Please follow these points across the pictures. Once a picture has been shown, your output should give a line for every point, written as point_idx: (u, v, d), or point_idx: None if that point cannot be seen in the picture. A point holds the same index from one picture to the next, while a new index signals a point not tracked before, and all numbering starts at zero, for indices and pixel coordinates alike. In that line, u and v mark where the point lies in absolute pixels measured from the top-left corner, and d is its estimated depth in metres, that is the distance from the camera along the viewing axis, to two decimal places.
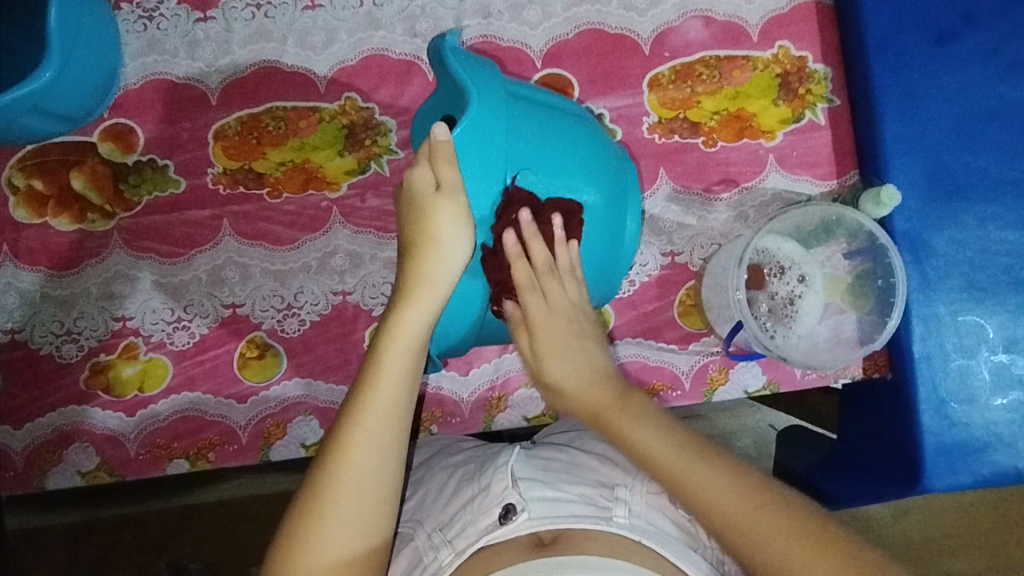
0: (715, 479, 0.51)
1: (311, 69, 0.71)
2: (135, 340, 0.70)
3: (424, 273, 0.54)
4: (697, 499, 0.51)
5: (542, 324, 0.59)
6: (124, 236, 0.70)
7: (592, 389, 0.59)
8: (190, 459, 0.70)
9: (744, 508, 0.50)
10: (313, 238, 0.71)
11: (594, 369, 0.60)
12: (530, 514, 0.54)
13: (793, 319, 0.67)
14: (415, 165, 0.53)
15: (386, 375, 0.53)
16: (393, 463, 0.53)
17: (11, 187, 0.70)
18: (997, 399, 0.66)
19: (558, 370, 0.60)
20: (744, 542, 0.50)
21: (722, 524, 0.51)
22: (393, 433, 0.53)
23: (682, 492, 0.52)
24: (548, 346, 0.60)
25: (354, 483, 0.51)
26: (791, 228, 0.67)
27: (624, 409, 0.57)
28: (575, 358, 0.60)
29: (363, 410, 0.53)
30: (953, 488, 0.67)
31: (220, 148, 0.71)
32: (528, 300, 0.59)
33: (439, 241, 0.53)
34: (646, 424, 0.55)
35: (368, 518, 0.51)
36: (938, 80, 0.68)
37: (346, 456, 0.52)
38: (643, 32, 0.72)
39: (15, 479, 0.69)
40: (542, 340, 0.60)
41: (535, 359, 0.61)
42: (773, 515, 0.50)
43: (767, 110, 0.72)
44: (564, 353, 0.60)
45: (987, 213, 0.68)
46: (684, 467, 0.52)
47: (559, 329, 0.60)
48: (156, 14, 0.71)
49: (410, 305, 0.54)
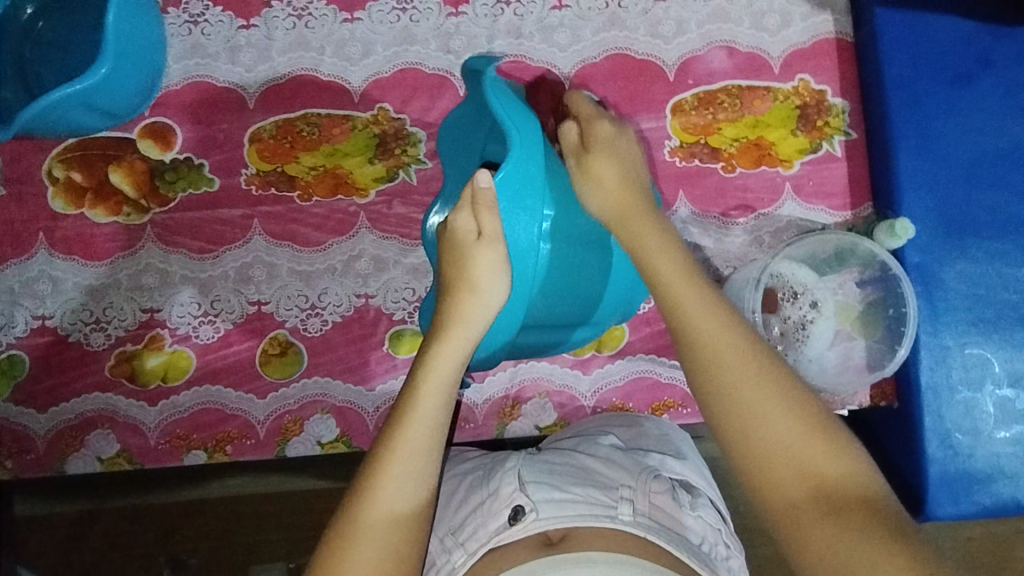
0: (709, 317, 0.52)
1: (346, 79, 0.74)
2: (162, 332, 0.72)
3: (460, 315, 0.58)
4: (689, 322, 0.53)
5: (597, 118, 0.62)
6: (158, 230, 0.73)
7: (630, 192, 0.59)
8: (208, 450, 0.72)
9: (733, 347, 0.51)
10: (340, 242, 0.73)
11: (627, 178, 0.60)
12: (539, 514, 0.56)
13: (803, 343, 0.69)
14: (458, 212, 0.57)
15: (420, 413, 0.55)
16: (423, 496, 0.54)
17: (51, 178, 0.72)
18: (1001, 432, 0.68)
19: (605, 159, 0.60)
20: (731, 399, 0.50)
21: (705, 353, 0.52)
22: (427, 467, 0.55)
23: (678, 319, 0.53)
24: (597, 138, 0.61)
25: (388, 513, 0.53)
26: (805, 255, 0.70)
27: (654, 222, 0.58)
28: (626, 166, 0.60)
29: (399, 441, 0.54)
30: (954, 518, 0.68)
31: (255, 150, 0.73)
32: (585, 109, 0.62)
33: (477, 287, 0.58)
34: (671, 248, 0.56)
35: (396, 547, 0.52)
36: (953, 118, 0.71)
37: (379, 491, 0.53)
38: (669, 59, 0.75)
39: (37, 461, 0.71)
40: (597, 130, 0.61)
41: (583, 149, 0.61)
42: (757, 364, 0.51)
43: (786, 139, 0.74)
44: (615, 148, 0.60)
45: (997, 249, 0.69)
46: (686, 289, 0.54)
47: (613, 131, 0.61)
48: (202, 20, 0.74)
49: (446, 343, 0.57)
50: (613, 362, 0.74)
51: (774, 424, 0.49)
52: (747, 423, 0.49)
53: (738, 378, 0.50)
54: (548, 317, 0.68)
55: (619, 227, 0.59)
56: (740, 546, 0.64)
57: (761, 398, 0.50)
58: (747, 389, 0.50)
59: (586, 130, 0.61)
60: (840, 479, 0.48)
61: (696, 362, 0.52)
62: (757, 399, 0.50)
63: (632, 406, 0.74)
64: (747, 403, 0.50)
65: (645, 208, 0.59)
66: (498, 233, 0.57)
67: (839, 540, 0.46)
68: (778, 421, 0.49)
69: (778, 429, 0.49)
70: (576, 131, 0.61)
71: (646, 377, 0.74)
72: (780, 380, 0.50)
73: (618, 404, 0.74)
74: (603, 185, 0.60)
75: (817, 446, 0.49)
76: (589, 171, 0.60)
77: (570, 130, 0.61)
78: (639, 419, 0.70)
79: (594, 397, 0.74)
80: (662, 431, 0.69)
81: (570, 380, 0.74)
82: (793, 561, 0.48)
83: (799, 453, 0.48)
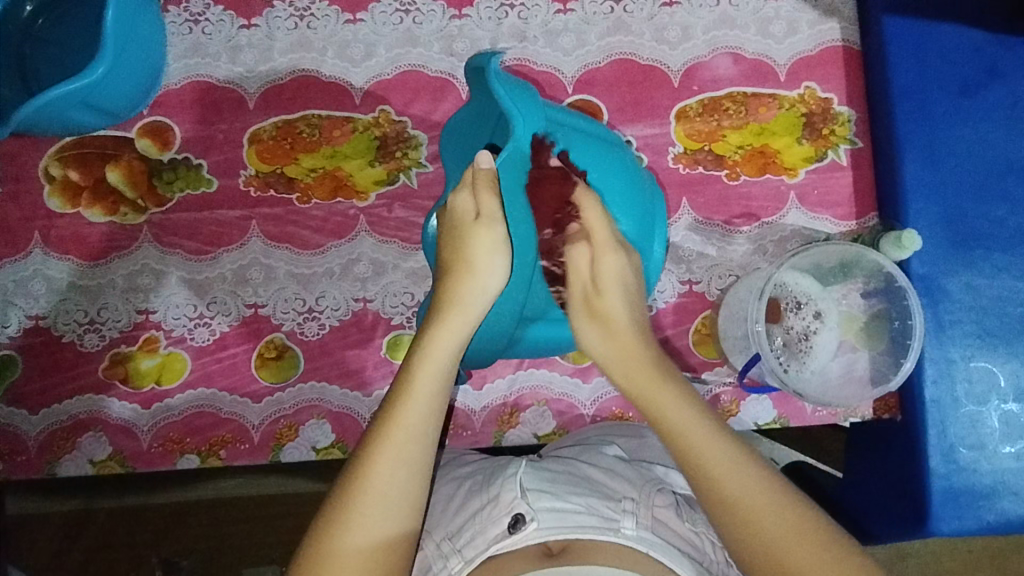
0: (735, 481, 0.52)
1: (347, 80, 0.73)
2: (157, 333, 0.71)
3: (458, 297, 0.58)
4: (716, 490, 0.52)
5: (609, 248, 0.61)
6: (154, 231, 0.72)
7: (639, 341, 0.60)
8: (201, 455, 0.71)
9: (767, 511, 0.50)
10: (338, 245, 0.72)
11: (635, 321, 0.61)
12: (539, 524, 0.54)
13: (806, 354, 0.68)
14: (458, 193, 0.58)
15: (416, 396, 0.55)
16: (418, 480, 0.53)
17: (48, 176, 0.72)
18: (1006, 447, 0.67)
19: (614, 299, 0.61)
20: (776, 567, 0.49)
21: (740, 519, 0.51)
22: (420, 450, 0.53)
23: (703, 484, 0.53)
24: (604, 274, 0.61)
25: (381, 496, 0.51)
26: (810, 265, 0.69)
27: (665, 372, 0.58)
28: (631, 303, 0.62)
29: (393, 424, 0.54)
30: (958, 533, 0.67)
31: (254, 151, 0.72)
32: (596, 223, 0.61)
33: (474, 266, 0.58)
34: (683, 398, 0.56)
35: (386, 530, 0.51)
36: (961, 128, 0.70)
37: (374, 465, 0.52)
38: (674, 64, 0.74)
39: (28, 463, 0.70)
40: (605, 264, 0.61)
41: (592, 286, 0.62)
42: (793, 525, 0.50)
43: (791, 148, 0.73)
44: (623, 284, 0.61)
45: (1004, 262, 0.69)
46: (708, 447, 0.53)
47: (622, 265, 0.61)
48: (202, 18, 0.73)
49: (443, 327, 0.57)
50: None
51: None
52: None
53: (779, 542, 0.49)
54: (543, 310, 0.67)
55: (619, 372, 0.60)
56: None
57: (807, 561, 0.49)
58: (791, 555, 0.49)
59: (595, 260, 0.61)
60: None
61: (726, 530, 0.51)
62: (802, 563, 0.49)
63: (632, 415, 0.73)
64: (772, 544, 0.49)
65: (653, 355, 0.60)
66: (496, 213, 0.57)
67: None
68: None
69: None
70: (585, 254, 0.62)
71: None
72: (819, 536, 0.49)
73: (618, 413, 0.73)
74: (611, 330, 0.61)
75: None
76: (599, 313, 0.61)
77: (578, 258, 0.62)
78: (640, 430, 0.70)
79: (594, 406, 0.73)
80: None
81: (570, 388, 0.73)
82: None
83: None
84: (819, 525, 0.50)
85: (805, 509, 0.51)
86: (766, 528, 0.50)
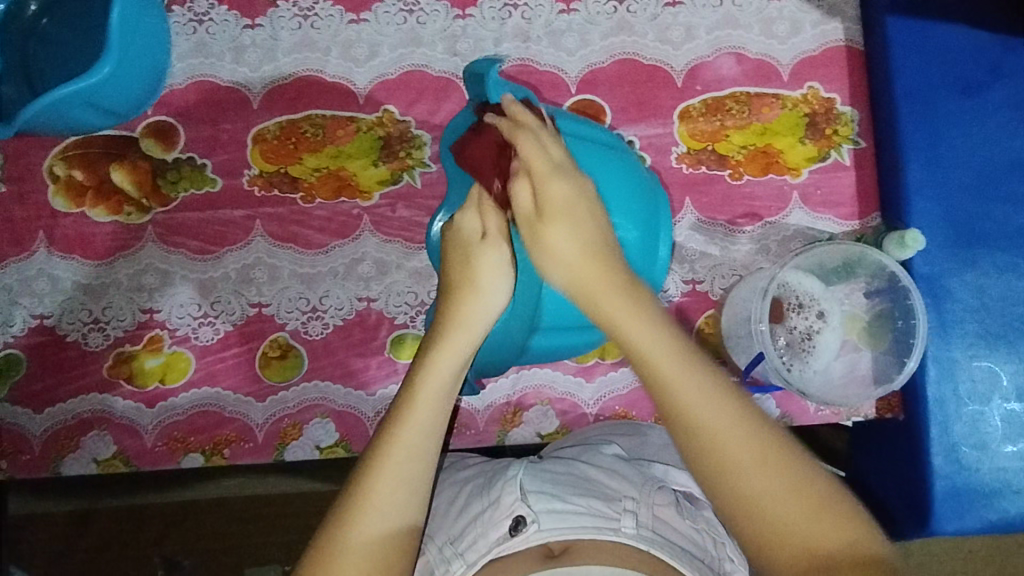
0: (698, 399, 0.51)
1: (351, 80, 0.73)
2: (161, 333, 0.71)
3: (461, 317, 0.57)
4: (677, 408, 0.51)
5: (551, 174, 0.56)
6: (158, 230, 0.72)
7: (594, 260, 0.56)
8: (205, 453, 0.71)
9: (724, 430, 0.50)
10: (342, 244, 0.72)
11: (588, 239, 0.56)
12: (540, 526, 0.54)
13: (810, 353, 0.68)
14: (464, 212, 0.57)
15: (418, 415, 0.55)
16: (417, 498, 0.54)
17: (52, 176, 0.72)
18: (1008, 446, 0.67)
19: (559, 227, 0.56)
20: (728, 486, 0.49)
21: (696, 441, 0.50)
22: (421, 468, 0.54)
23: (663, 400, 0.52)
24: (550, 203, 0.56)
25: (380, 514, 0.52)
26: (813, 265, 0.69)
27: (629, 288, 0.55)
28: (581, 226, 0.56)
29: (395, 442, 0.54)
30: (960, 532, 0.67)
31: (258, 151, 0.73)
32: (530, 155, 0.56)
33: (478, 284, 0.57)
34: (645, 314, 0.54)
35: (386, 547, 0.52)
36: (965, 128, 0.70)
37: (373, 482, 0.53)
38: (677, 65, 0.74)
39: (32, 462, 0.70)
40: (549, 192, 0.56)
41: (536, 216, 0.56)
42: (751, 448, 0.50)
43: (794, 148, 0.74)
44: (571, 215, 0.56)
45: (1006, 262, 0.69)
46: (672, 364, 0.52)
47: (570, 189, 0.56)
48: (206, 18, 0.73)
49: (446, 346, 0.57)
50: (618, 370, 0.73)
51: (774, 508, 0.48)
52: (744, 507, 0.49)
53: (734, 462, 0.49)
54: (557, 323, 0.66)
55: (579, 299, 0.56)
56: None
57: (756, 478, 0.49)
58: (743, 474, 0.49)
59: (538, 190, 0.56)
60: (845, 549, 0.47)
61: (682, 444, 0.51)
62: (752, 480, 0.49)
63: (635, 414, 0.73)
64: (727, 463, 0.49)
65: (611, 271, 0.56)
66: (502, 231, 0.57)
67: None
68: (778, 504, 0.48)
69: (779, 513, 0.48)
70: (528, 193, 0.56)
71: None
72: (773, 455, 0.50)
73: (621, 412, 0.73)
74: (562, 258, 0.56)
75: (818, 520, 0.48)
76: (546, 244, 0.56)
77: (521, 194, 0.56)
78: (641, 428, 0.69)
79: (597, 405, 0.73)
80: (666, 442, 0.68)
81: (573, 388, 0.73)
82: None
83: (803, 531, 0.48)
84: (777, 446, 0.50)
85: (764, 427, 0.50)
86: (727, 450, 0.50)
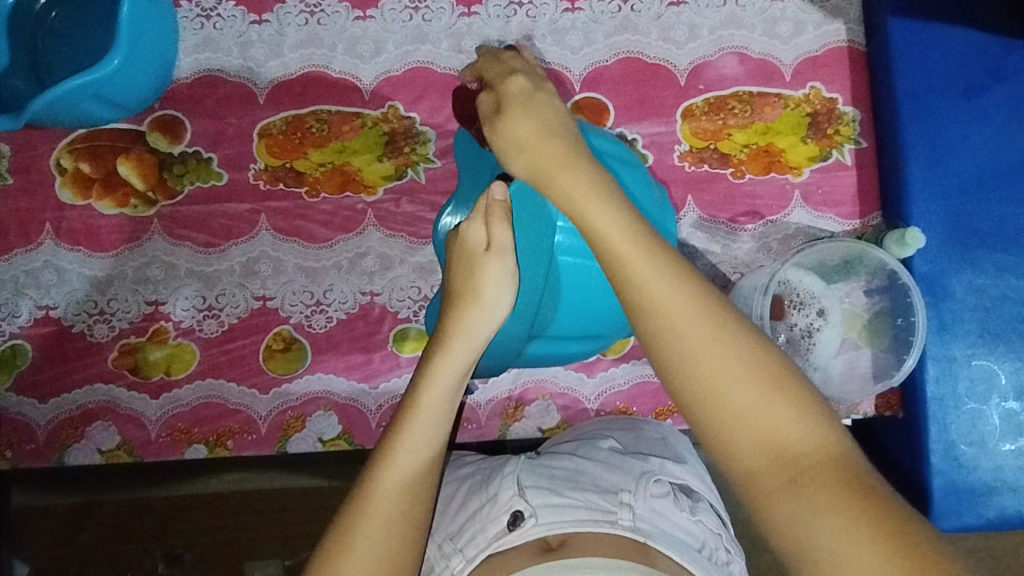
0: (658, 281, 0.47)
1: (357, 76, 0.74)
2: (166, 325, 0.72)
3: (462, 326, 0.57)
4: (634, 288, 0.47)
5: (510, 77, 0.57)
6: (164, 223, 0.72)
7: (556, 141, 0.53)
8: (209, 445, 0.72)
9: (684, 311, 0.46)
10: (346, 238, 0.73)
11: (550, 124, 0.54)
12: (538, 520, 0.55)
13: (810, 351, 0.69)
14: (470, 223, 0.57)
15: (422, 420, 0.55)
16: (421, 503, 0.54)
17: (60, 168, 0.72)
18: (1006, 444, 0.67)
19: (519, 116, 0.54)
20: (682, 368, 0.46)
21: (653, 322, 0.47)
22: (424, 470, 0.54)
23: (620, 278, 0.48)
24: (511, 97, 0.56)
25: (386, 516, 0.52)
26: (814, 263, 0.70)
27: (591, 172, 0.52)
28: (541, 112, 0.55)
29: (398, 447, 0.54)
30: (958, 530, 0.67)
31: (264, 145, 0.73)
32: (493, 70, 0.59)
33: (480, 297, 0.57)
34: (607, 199, 0.51)
35: (392, 551, 0.52)
36: (965, 129, 0.70)
37: (378, 489, 0.53)
38: (680, 64, 0.75)
39: (36, 452, 0.71)
40: (509, 90, 0.56)
41: (497, 113, 0.56)
42: (710, 331, 0.46)
43: (796, 147, 0.74)
44: (528, 101, 0.55)
45: (1006, 262, 0.69)
46: (629, 242, 0.49)
47: (531, 86, 0.56)
48: (214, 14, 0.74)
49: (447, 351, 0.56)
50: (618, 365, 0.73)
51: (731, 393, 0.45)
52: (702, 391, 0.45)
53: (691, 344, 0.46)
54: (556, 329, 0.68)
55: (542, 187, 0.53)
56: (739, 549, 0.64)
57: (717, 364, 0.45)
58: (701, 357, 0.46)
59: (499, 93, 0.57)
60: (804, 444, 0.44)
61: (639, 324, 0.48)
62: (711, 363, 0.45)
63: (636, 410, 0.73)
64: (685, 344, 0.46)
65: (575, 159, 0.53)
66: (508, 244, 0.56)
67: (810, 516, 0.42)
68: (737, 389, 0.45)
69: (737, 399, 0.45)
70: (491, 100, 0.57)
71: (651, 381, 0.73)
72: (735, 341, 0.46)
73: (621, 408, 0.73)
74: (522, 143, 0.54)
75: (779, 412, 0.45)
76: (507, 133, 0.55)
77: (485, 101, 0.58)
78: (640, 423, 0.70)
79: (598, 401, 0.73)
80: (661, 435, 0.68)
81: (575, 383, 0.73)
82: (764, 532, 0.45)
83: (762, 420, 0.45)
84: (740, 333, 0.46)
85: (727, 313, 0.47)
86: (685, 332, 0.46)
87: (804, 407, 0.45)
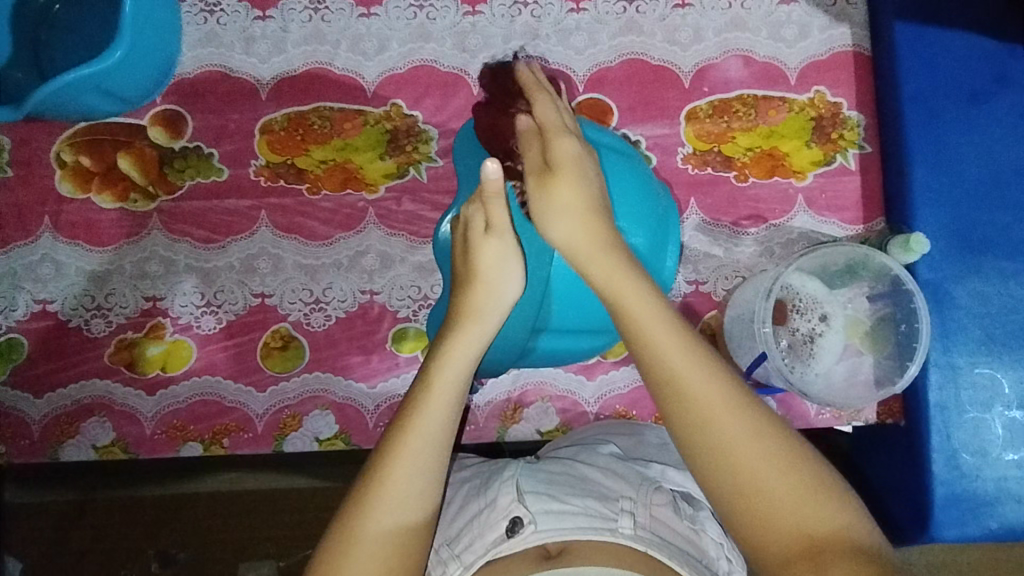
0: (691, 374, 0.49)
1: (360, 74, 0.74)
2: (163, 321, 0.71)
3: (473, 308, 0.57)
4: (668, 379, 0.49)
5: (556, 132, 0.59)
6: (164, 217, 0.72)
7: (594, 214, 0.56)
8: (204, 442, 0.71)
9: (716, 404, 0.48)
10: (346, 236, 0.72)
11: (591, 201, 0.56)
12: (537, 527, 0.54)
13: (812, 356, 0.68)
14: (470, 204, 0.58)
15: (435, 402, 0.54)
16: (431, 490, 0.53)
17: (59, 162, 0.72)
18: (1009, 454, 0.67)
19: (565, 183, 0.56)
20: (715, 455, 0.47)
21: (688, 415, 0.48)
22: (437, 452, 0.53)
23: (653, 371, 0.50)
24: (557, 158, 0.57)
25: (398, 499, 0.51)
26: (816, 267, 0.69)
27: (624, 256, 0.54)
28: (584, 178, 0.57)
29: (410, 428, 0.53)
30: (960, 540, 0.67)
31: (265, 141, 0.73)
32: (542, 115, 0.60)
33: (484, 277, 0.57)
34: (636, 282, 0.53)
35: (399, 540, 0.51)
36: (971, 135, 0.70)
37: (389, 472, 0.52)
38: (684, 66, 0.74)
39: (30, 447, 0.70)
40: (555, 148, 0.58)
41: (545, 172, 0.57)
42: (740, 424, 0.48)
43: (800, 151, 0.74)
44: (579, 171, 0.57)
45: (1011, 269, 0.69)
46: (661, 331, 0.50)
47: (579, 150, 0.58)
48: (218, 9, 0.74)
49: (461, 336, 0.56)
50: (619, 368, 0.73)
51: (765, 482, 0.47)
52: (736, 484, 0.47)
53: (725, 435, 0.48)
54: (562, 323, 0.67)
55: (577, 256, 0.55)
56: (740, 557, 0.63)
57: (749, 455, 0.47)
58: (734, 449, 0.47)
59: (546, 145, 0.58)
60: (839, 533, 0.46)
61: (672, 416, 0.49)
62: (744, 455, 0.47)
63: (636, 414, 0.73)
64: (720, 438, 0.48)
65: (611, 240, 0.55)
66: (508, 224, 0.57)
67: None
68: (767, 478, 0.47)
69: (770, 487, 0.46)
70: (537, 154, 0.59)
71: None
72: (764, 431, 0.48)
73: (621, 411, 0.73)
74: (564, 210, 0.56)
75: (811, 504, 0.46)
76: (551, 197, 0.56)
77: (530, 150, 0.59)
78: (639, 428, 0.69)
79: (598, 403, 0.73)
80: (662, 441, 0.68)
81: (574, 386, 0.73)
82: None
83: (795, 510, 0.46)
84: (768, 425, 0.48)
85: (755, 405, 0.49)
86: (718, 423, 0.48)
87: (831, 497, 0.47)
